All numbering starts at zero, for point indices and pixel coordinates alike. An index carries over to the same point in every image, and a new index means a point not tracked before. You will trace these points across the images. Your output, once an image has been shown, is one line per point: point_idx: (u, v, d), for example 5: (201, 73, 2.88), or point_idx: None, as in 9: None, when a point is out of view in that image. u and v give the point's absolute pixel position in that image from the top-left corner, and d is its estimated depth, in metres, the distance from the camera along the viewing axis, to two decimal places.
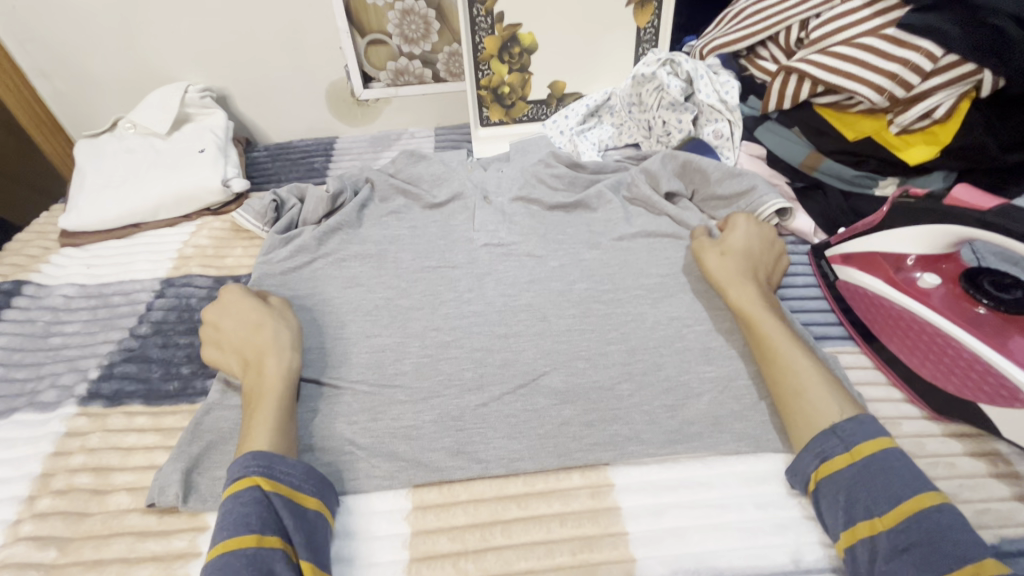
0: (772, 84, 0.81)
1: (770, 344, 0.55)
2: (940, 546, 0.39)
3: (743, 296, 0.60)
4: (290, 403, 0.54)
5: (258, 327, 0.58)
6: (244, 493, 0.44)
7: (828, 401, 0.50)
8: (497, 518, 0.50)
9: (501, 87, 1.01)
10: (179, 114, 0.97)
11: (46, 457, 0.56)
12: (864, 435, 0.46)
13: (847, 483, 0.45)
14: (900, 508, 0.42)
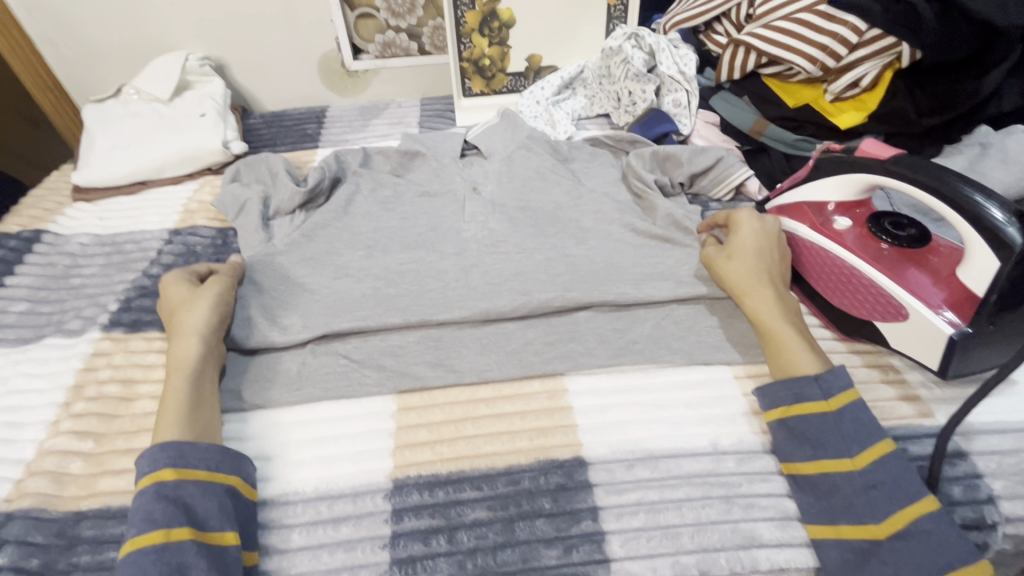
0: (724, 56, 0.90)
1: (770, 330, 0.60)
2: (896, 486, 0.48)
3: (757, 299, 0.62)
4: (198, 388, 0.56)
5: (178, 318, 0.61)
6: (148, 489, 0.48)
7: (812, 360, 0.56)
8: (468, 415, 0.59)
9: (482, 59, 1.09)
10: (181, 81, 1.04)
11: (77, 372, 0.65)
12: (839, 384, 0.54)
13: (823, 423, 0.52)
14: (867, 452, 0.49)
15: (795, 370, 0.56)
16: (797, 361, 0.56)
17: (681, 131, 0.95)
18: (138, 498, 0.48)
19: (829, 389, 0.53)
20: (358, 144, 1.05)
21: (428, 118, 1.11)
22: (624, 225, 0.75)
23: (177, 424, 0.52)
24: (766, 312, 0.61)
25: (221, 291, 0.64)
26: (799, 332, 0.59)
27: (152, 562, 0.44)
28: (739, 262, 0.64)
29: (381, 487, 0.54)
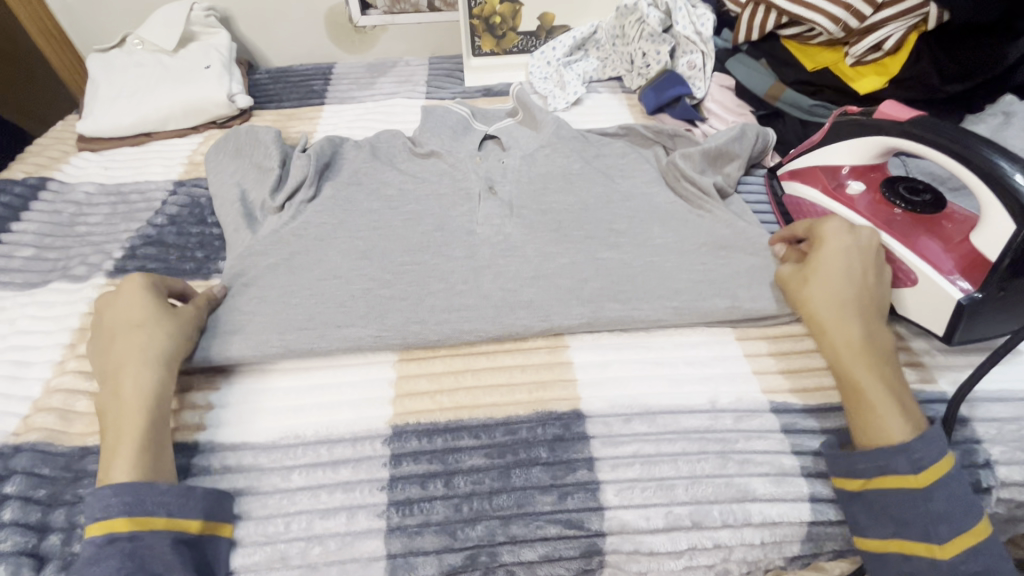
0: (742, 15, 0.87)
1: (849, 375, 0.52)
2: (981, 571, 0.44)
3: (840, 330, 0.54)
4: (151, 422, 0.50)
5: (127, 340, 0.54)
6: (100, 539, 0.44)
7: (900, 424, 0.48)
8: (469, 367, 0.59)
9: (493, 17, 1.06)
10: (186, 32, 1.02)
11: (82, 315, 0.65)
12: (942, 457, 0.47)
13: (914, 502, 0.46)
14: (962, 537, 0.45)
15: (875, 432, 0.49)
16: (883, 426, 0.49)
17: (694, 95, 0.92)
18: (89, 550, 0.44)
19: (919, 462, 0.46)
20: (366, 101, 1.04)
21: (435, 78, 1.09)
22: (631, 207, 0.77)
23: (130, 465, 0.47)
24: (852, 355, 0.53)
25: (183, 313, 0.57)
26: (888, 381, 0.51)
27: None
28: (823, 286, 0.56)
29: (381, 434, 0.54)
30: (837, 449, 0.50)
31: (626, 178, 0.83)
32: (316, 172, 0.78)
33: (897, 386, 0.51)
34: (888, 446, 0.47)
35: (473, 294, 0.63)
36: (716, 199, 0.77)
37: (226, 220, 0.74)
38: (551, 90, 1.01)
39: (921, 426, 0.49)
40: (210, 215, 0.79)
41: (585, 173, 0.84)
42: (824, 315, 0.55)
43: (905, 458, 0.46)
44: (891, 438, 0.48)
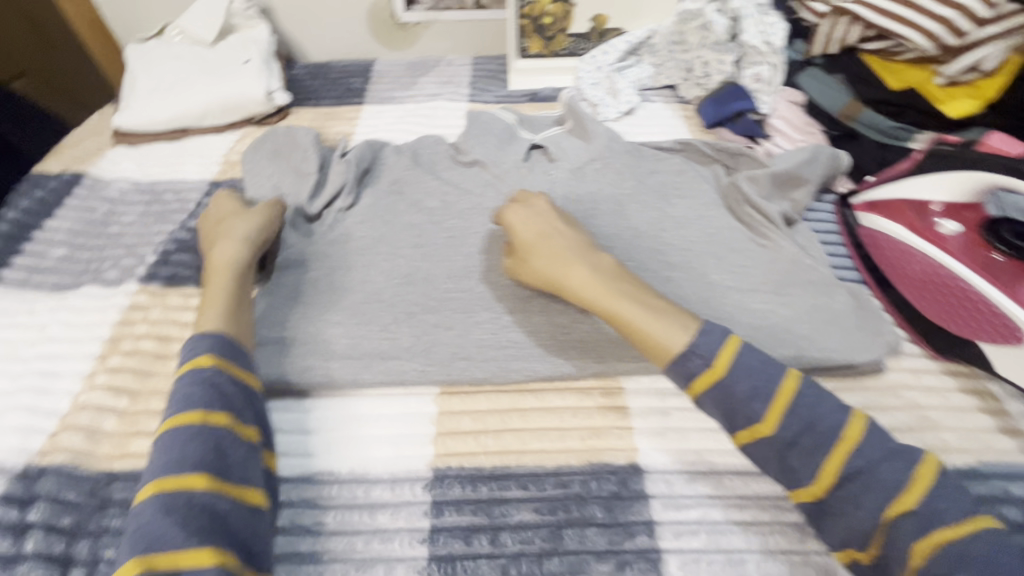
0: (820, 27, 0.80)
1: (605, 306, 0.52)
2: (880, 475, 0.40)
3: (575, 279, 0.54)
4: (238, 292, 0.58)
5: (224, 225, 0.65)
6: (186, 375, 0.49)
7: (668, 326, 0.48)
8: (515, 407, 0.55)
9: (543, 17, 1.00)
10: (226, 25, 0.99)
11: (113, 324, 0.63)
12: (773, 384, 0.44)
13: (773, 444, 0.43)
14: (842, 452, 0.41)
15: (662, 345, 0.47)
16: (657, 333, 0.48)
17: (759, 110, 0.86)
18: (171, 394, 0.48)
19: (810, 427, 0.43)
20: (407, 102, 0.99)
21: (479, 80, 1.04)
22: (690, 239, 0.72)
23: (219, 315, 0.54)
24: (590, 287, 0.53)
25: (268, 210, 0.67)
26: (638, 299, 0.51)
27: (189, 440, 0.44)
28: (536, 251, 0.57)
29: (421, 477, 0.51)
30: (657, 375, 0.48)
31: (683, 199, 0.78)
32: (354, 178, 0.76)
33: (666, 302, 0.51)
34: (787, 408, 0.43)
35: (521, 335, 0.59)
36: (780, 232, 0.71)
37: None
38: (602, 98, 0.96)
39: (693, 321, 0.49)
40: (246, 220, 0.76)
41: (638, 192, 0.79)
42: (554, 271, 0.56)
43: (786, 413, 0.43)
44: (671, 343, 0.47)
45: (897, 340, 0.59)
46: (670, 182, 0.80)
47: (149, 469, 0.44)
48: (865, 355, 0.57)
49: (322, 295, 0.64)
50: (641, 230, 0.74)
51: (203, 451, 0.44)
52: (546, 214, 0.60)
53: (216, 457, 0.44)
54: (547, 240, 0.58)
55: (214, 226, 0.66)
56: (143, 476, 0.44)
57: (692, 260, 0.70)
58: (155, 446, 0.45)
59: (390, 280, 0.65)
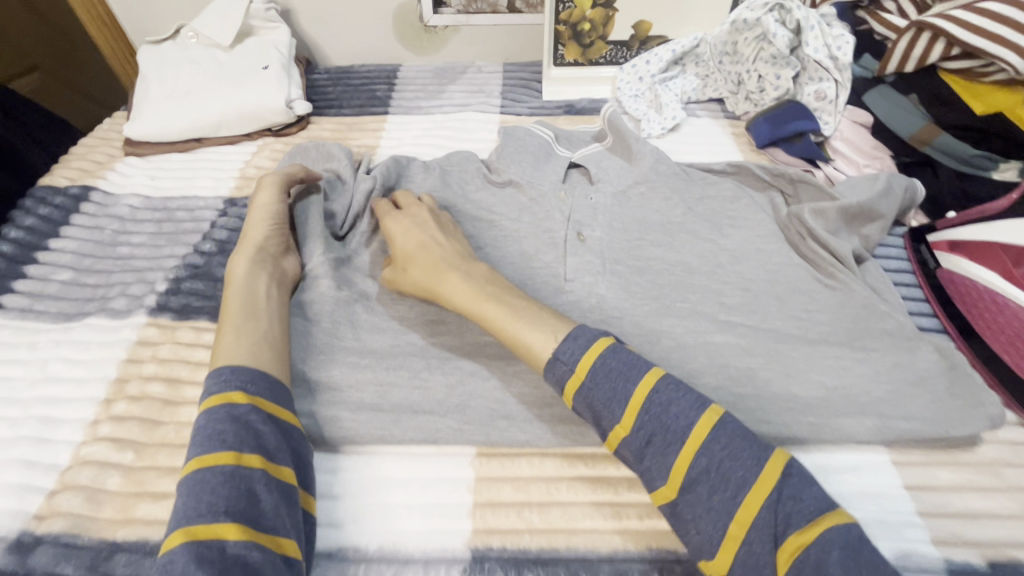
0: (896, 42, 0.72)
1: (473, 310, 0.55)
2: (724, 472, 0.42)
3: (450, 289, 0.57)
4: (256, 303, 0.55)
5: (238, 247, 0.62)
6: (218, 410, 0.45)
7: (543, 333, 0.51)
8: (563, 475, 0.50)
9: (582, 23, 0.93)
10: (244, 27, 0.93)
11: (119, 363, 0.57)
12: (632, 385, 0.46)
13: (631, 445, 0.45)
14: (689, 449, 0.43)
15: (534, 351, 0.50)
16: (528, 342, 0.51)
17: (821, 131, 0.79)
18: (199, 428, 0.45)
19: (669, 429, 0.44)
20: (434, 112, 0.93)
21: (511, 90, 0.98)
22: (750, 275, 0.65)
23: (236, 348, 0.50)
24: (462, 298, 0.56)
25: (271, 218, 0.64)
26: (503, 302, 0.54)
27: (222, 485, 0.41)
28: (410, 267, 0.60)
29: (458, 558, 0.45)
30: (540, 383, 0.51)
31: (738, 229, 0.70)
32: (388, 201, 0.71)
33: (522, 303, 0.54)
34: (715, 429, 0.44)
35: None
36: (852, 271, 0.64)
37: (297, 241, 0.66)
38: (645, 112, 0.89)
39: (567, 325, 0.52)
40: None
41: (688, 221, 0.72)
42: (424, 284, 0.59)
43: (647, 415, 0.45)
44: (541, 351, 0.50)
45: (1003, 415, 0.51)
46: (724, 210, 0.73)
47: (177, 513, 0.40)
48: (962, 428, 0.51)
49: (347, 335, 0.58)
50: (692, 265, 0.67)
51: (236, 497, 0.41)
52: (423, 225, 0.62)
53: (249, 503, 0.41)
54: (409, 255, 0.60)
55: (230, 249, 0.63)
56: (171, 519, 0.41)
57: (753, 301, 0.63)
58: (184, 487, 0.42)
59: (422, 318, 0.60)
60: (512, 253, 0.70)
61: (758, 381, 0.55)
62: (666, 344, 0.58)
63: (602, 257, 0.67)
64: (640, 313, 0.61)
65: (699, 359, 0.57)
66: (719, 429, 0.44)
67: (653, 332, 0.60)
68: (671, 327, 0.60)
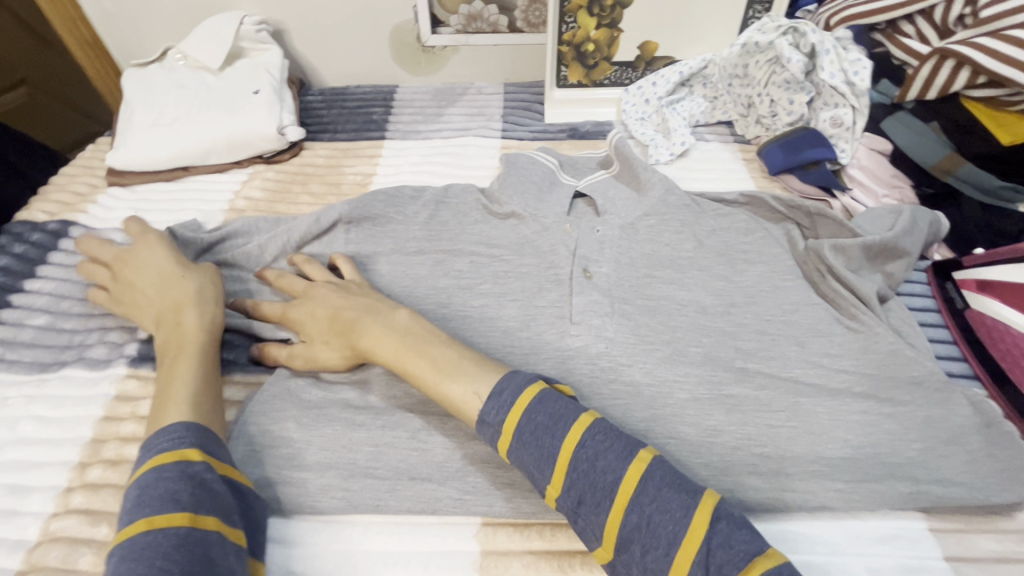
0: (917, 69, 0.69)
1: (397, 365, 0.52)
2: (656, 528, 0.38)
3: (371, 343, 0.53)
4: (204, 362, 0.53)
5: (172, 289, 0.57)
6: (168, 468, 0.41)
7: (471, 389, 0.48)
8: (576, 549, 0.48)
9: (585, 43, 0.90)
10: (233, 48, 0.90)
11: (96, 422, 0.54)
12: (558, 442, 0.42)
13: (564, 504, 0.42)
14: (621, 505, 0.40)
15: (465, 412, 0.47)
16: (454, 400, 0.48)
17: (838, 159, 0.76)
18: (137, 492, 0.40)
19: (602, 482, 0.41)
20: (433, 137, 0.90)
21: (512, 112, 0.94)
22: (767, 316, 0.62)
23: (189, 410, 0.47)
24: (391, 361, 0.52)
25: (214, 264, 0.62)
26: (424, 352, 0.51)
27: (175, 545, 0.36)
28: (330, 336, 0.56)
29: None
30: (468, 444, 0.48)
31: (752, 264, 0.67)
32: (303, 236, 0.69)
33: (443, 350, 0.51)
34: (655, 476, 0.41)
35: None
36: (875, 314, 0.61)
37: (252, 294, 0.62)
38: (653, 136, 0.85)
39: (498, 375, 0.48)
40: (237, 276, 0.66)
41: (700, 256, 0.68)
42: (352, 350, 0.55)
43: (580, 474, 0.41)
44: (472, 410, 0.47)
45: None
46: (737, 243, 0.69)
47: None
48: (999, 495, 0.48)
49: (345, 391, 0.56)
50: (704, 304, 0.63)
51: (191, 557, 0.36)
52: (333, 292, 0.59)
53: (205, 563, 0.36)
54: (329, 319, 0.57)
55: (159, 288, 0.58)
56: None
57: (770, 345, 0.59)
58: (119, 559, 0.36)
59: None
60: (515, 290, 0.65)
61: (780, 438, 0.52)
62: (681, 397, 0.55)
63: (611, 297, 0.63)
64: (652, 360, 0.57)
65: (716, 414, 0.53)
66: (651, 474, 0.41)
67: (667, 383, 0.56)
68: (686, 377, 0.56)
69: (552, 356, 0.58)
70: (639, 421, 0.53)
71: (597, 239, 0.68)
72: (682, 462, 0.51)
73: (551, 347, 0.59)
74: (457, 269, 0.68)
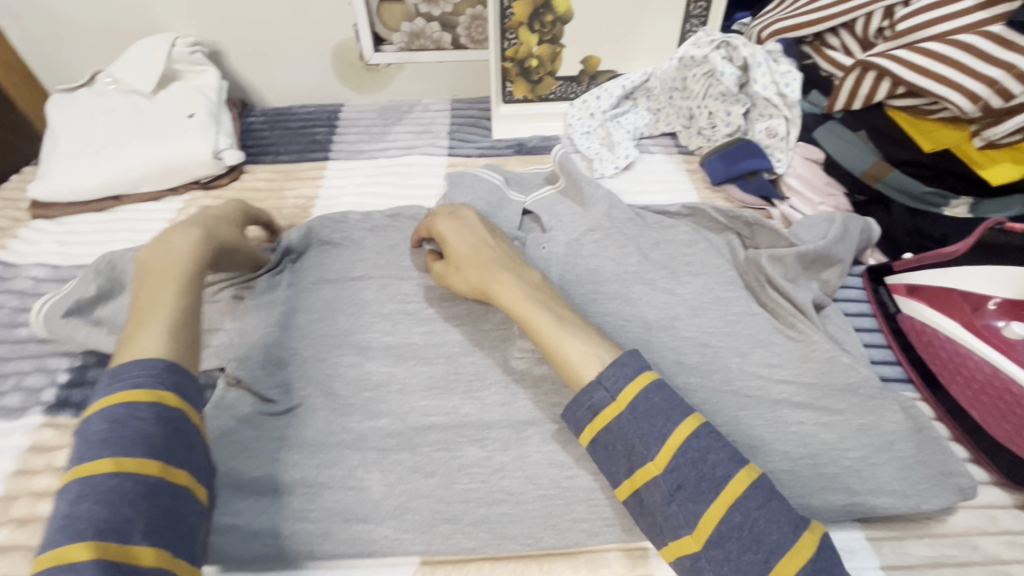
0: (842, 82, 0.71)
1: (518, 314, 0.52)
2: (757, 534, 0.39)
3: (503, 289, 0.53)
4: (185, 290, 0.48)
5: (183, 222, 0.56)
6: (145, 407, 0.38)
7: (590, 354, 0.47)
8: None
9: (529, 59, 0.90)
10: (167, 71, 0.86)
11: (8, 476, 0.52)
12: (672, 426, 0.42)
13: (661, 486, 0.41)
14: (723, 502, 0.40)
15: (579, 373, 0.46)
16: (563, 350, 0.48)
17: (774, 169, 0.78)
18: (106, 425, 0.37)
19: (705, 479, 0.41)
20: (378, 156, 0.88)
21: (459, 130, 0.94)
22: (710, 329, 0.62)
23: (163, 334, 0.43)
24: (513, 302, 0.52)
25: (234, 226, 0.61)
26: (550, 307, 0.51)
27: (141, 496, 0.35)
28: (465, 265, 0.57)
29: None
30: (567, 409, 0.46)
31: (696, 276, 0.67)
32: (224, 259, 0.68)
33: (568, 316, 0.51)
34: (761, 490, 0.41)
35: (519, 483, 0.50)
36: (813, 323, 0.61)
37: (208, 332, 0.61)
38: (598, 150, 0.86)
39: (618, 351, 0.48)
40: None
41: (645, 269, 0.68)
42: (478, 283, 0.56)
43: (688, 465, 0.41)
44: (586, 373, 0.46)
45: (974, 484, 0.49)
46: (679, 255, 0.69)
47: (71, 524, 0.33)
48: (930, 501, 0.49)
49: (281, 428, 0.54)
50: (648, 319, 0.63)
51: (159, 511, 0.35)
52: (475, 227, 0.60)
53: (170, 522, 0.36)
54: (469, 255, 0.57)
55: (173, 219, 0.56)
56: (56, 528, 0.33)
57: (712, 359, 0.59)
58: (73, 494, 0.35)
59: (358, 395, 0.56)
60: (458, 311, 0.63)
61: None
62: None
63: None
64: None
65: None
66: (755, 487, 0.41)
67: None
68: None
69: (495, 379, 0.57)
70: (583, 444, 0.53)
71: (542, 257, 0.67)
72: None
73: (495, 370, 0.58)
74: (404, 291, 0.65)
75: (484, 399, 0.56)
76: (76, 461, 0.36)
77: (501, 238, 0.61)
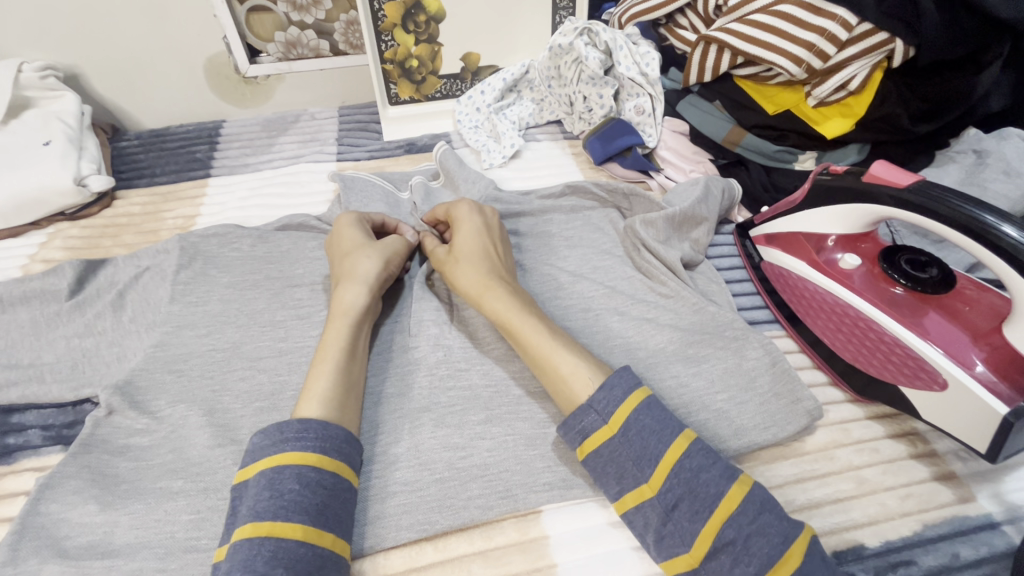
0: (692, 55, 0.77)
1: (508, 326, 0.53)
2: (749, 547, 0.38)
3: (491, 300, 0.55)
4: (349, 341, 0.53)
5: (345, 263, 0.60)
6: (329, 476, 0.43)
7: (582, 373, 0.48)
8: (413, 567, 0.47)
9: (409, 60, 0.91)
10: (15, 98, 0.79)
11: None
12: (664, 447, 0.43)
13: (656, 506, 0.42)
14: (718, 519, 0.39)
15: (570, 391, 0.48)
16: (557, 368, 0.49)
17: (646, 144, 0.84)
18: (300, 486, 0.41)
19: (712, 490, 0.41)
20: (264, 168, 0.87)
21: (348, 136, 0.93)
22: (598, 298, 0.64)
23: (320, 405, 0.47)
24: (500, 312, 0.54)
25: (394, 246, 0.63)
26: (543, 322, 0.53)
27: (317, 570, 0.39)
28: (463, 272, 0.58)
29: None
30: (561, 424, 0.48)
31: (582, 249, 0.69)
32: (73, 282, 0.62)
33: (567, 337, 0.52)
34: (752, 507, 0.40)
35: (412, 471, 0.50)
36: (690, 282, 0.65)
37: (75, 364, 0.58)
38: (485, 142, 0.88)
39: (608, 370, 0.49)
40: (29, 349, 0.58)
41: (534, 249, 0.69)
42: (475, 288, 0.57)
43: (683, 485, 0.41)
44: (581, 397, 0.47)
45: (818, 406, 0.54)
46: (566, 231, 0.72)
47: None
48: (788, 426, 0.53)
49: (162, 454, 0.51)
50: (534, 293, 0.64)
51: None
52: (485, 233, 0.62)
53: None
54: (482, 264, 0.59)
55: (340, 259, 0.61)
56: None
57: (600, 323, 0.61)
58: (247, 555, 0.38)
59: (249, 406, 0.55)
60: None
61: None
62: (516, 393, 0.56)
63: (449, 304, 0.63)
64: (489, 361, 0.58)
65: (549, 403, 0.55)
66: (750, 500, 0.40)
67: (504, 379, 0.57)
68: (521, 371, 0.57)
69: (390, 372, 0.57)
70: (477, 423, 0.53)
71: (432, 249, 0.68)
72: (519, 456, 0.52)
73: (388, 365, 0.58)
74: (297, 298, 0.64)
75: (378, 394, 0.55)
76: (264, 513, 0.40)
77: (501, 248, 0.62)
